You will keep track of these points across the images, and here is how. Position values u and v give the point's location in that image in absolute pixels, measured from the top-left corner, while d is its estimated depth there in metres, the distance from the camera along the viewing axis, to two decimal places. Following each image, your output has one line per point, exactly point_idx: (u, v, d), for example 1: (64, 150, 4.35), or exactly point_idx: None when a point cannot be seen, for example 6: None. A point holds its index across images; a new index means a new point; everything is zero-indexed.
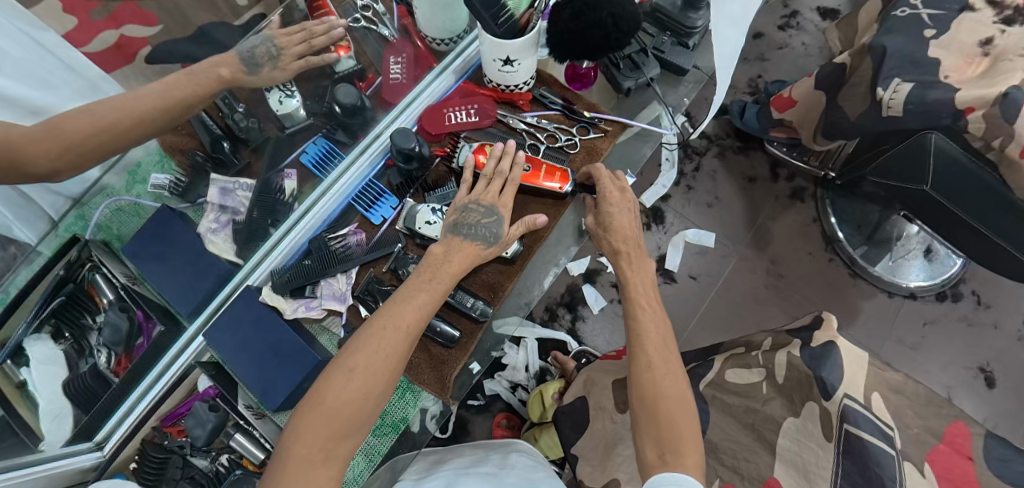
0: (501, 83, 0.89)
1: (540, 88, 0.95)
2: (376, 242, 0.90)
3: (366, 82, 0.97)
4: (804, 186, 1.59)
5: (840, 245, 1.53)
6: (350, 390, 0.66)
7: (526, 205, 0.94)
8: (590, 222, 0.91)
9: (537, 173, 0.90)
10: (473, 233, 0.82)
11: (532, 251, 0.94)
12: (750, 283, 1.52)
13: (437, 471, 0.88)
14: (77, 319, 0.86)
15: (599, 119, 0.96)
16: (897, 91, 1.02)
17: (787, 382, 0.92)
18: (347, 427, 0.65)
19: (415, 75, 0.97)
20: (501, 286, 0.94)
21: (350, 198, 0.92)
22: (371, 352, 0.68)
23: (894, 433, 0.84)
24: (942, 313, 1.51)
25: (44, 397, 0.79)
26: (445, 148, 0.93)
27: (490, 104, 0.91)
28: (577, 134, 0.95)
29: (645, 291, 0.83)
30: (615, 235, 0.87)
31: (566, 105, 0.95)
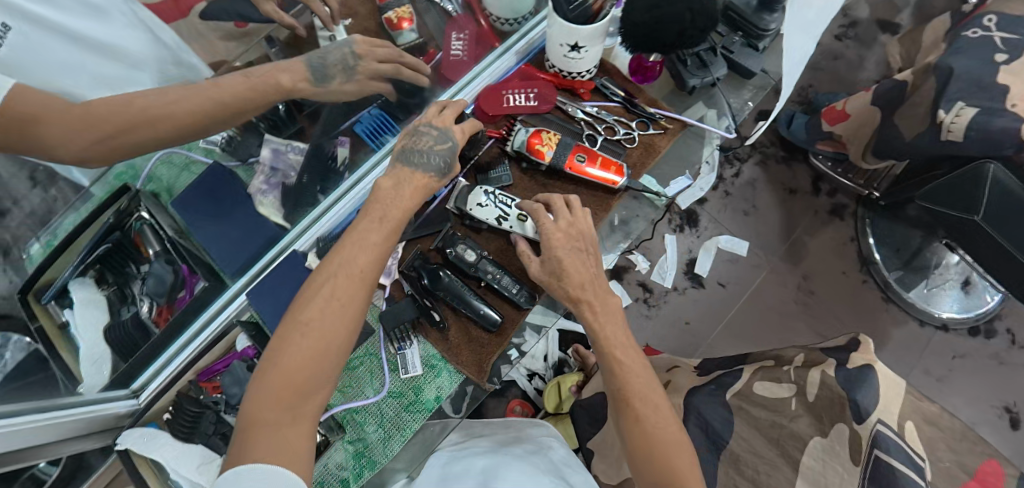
0: (564, 69, 0.88)
1: (602, 78, 0.95)
2: (426, 218, 0.94)
3: (426, 56, 0.97)
4: (845, 204, 1.55)
5: (876, 267, 1.50)
6: (311, 341, 0.64)
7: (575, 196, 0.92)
8: (535, 271, 0.83)
9: (591, 163, 0.89)
10: (417, 160, 0.79)
11: None
12: (780, 296, 1.50)
13: (472, 447, 0.92)
14: (122, 268, 0.88)
15: (659, 114, 0.94)
16: (960, 115, 1.01)
17: (818, 401, 0.91)
18: (313, 379, 0.63)
19: (476, 53, 0.97)
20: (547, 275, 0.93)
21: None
22: (325, 298, 0.66)
23: (924, 464, 0.82)
24: (973, 348, 1.47)
25: (87, 340, 0.82)
26: (500, 129, 0.93)
27: (549, 91, 0.92)
28: (636, 128, 0.94)
29: (603, 316, 0.80)
30: (557, 286, 0.82)
31: (626, 98, 0.94)
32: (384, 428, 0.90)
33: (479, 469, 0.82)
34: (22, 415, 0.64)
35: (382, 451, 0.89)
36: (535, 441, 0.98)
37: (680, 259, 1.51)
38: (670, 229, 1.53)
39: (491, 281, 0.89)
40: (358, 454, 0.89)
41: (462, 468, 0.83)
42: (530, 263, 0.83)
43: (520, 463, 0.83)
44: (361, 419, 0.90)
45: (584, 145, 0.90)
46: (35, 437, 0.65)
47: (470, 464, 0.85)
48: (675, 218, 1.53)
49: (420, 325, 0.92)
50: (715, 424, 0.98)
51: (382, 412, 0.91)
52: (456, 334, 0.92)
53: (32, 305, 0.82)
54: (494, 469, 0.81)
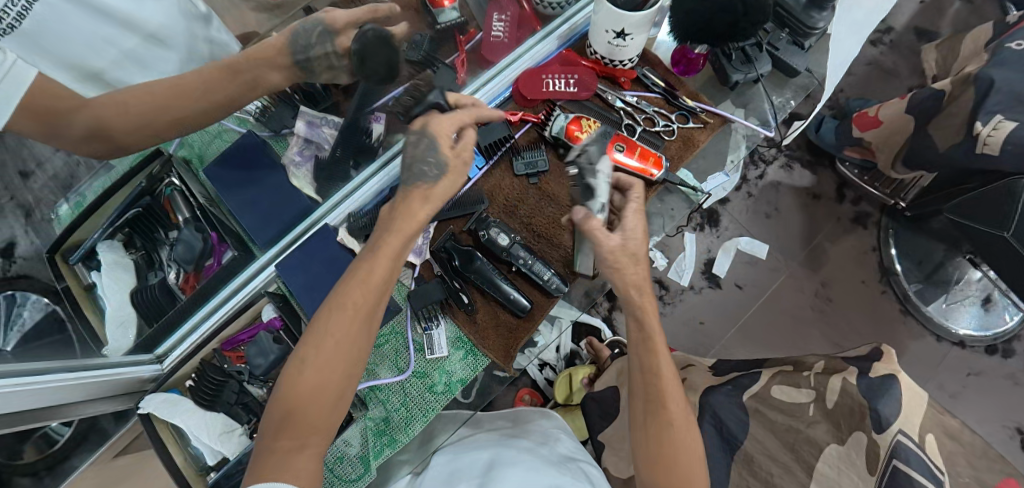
0: (607, 57, 0.88)
1: (643, 68, 0.95)
2: (456, 200, 0.93)
3: (467, 37, 0.92)
4: (869, 212, 1.53)
5: (896, 279, 1.48)
6: (312, 381, 0.62)
7: None
8: (612, 243, 0.77)
9: (630, 152, 0.89)
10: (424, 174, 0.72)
11: None
12: (796, 302, 1.49)
13: (480, 441, 0.95)
14: (151, 232, 0.88)
15: (698, 109, 0.94)
16: (998, 129, 0.99)
17: (837, 408, 0.89)
18: (315, 416, 0.62)
19: (517, 36, 0.95)
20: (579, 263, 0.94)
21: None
22: (323, 335, 0.64)
23: (943, 476, 0.80)
24: (989, 366, 1.46)
25: (113, 302, 0.83)
26: (539, 114, 0.95)
27: (590, 78, 0.93)
28: (675, 121, 0.94)
29: (637, 330, 0.75)
30: (617, 260, 0.76)
31: (667, 90, 0.94)
32: (407, 406, 0.91)
33: (482, 464, 0.85)
34: (50, 374, 0.65)
35: (404, 430, 0.90)
36: (543, 433, 0.99)
37: (699, 258, 1.50)
38: (690, 227, 1.51)
39: (523, 266, 0.89)
40: (379, 432, 0.90)
41: (467, 465, 0.86)
42: (607, 237, 0.77)
43: (525, 458, 0.85)
44: (384, 396, 0.90)
45: (623, 134, 0.90)
46: (62, 397, 0.66)
47: (474, 457, 0.88)
48: (695, 217, 1.51)
49: (448, 306, 0.92)
50: (730, 424, 0.99)
51: (404, 390, 0.91)
52: (484, 317, 0.92)
53: (59, 264, 0.84)
54: (495, 464, 0.84)
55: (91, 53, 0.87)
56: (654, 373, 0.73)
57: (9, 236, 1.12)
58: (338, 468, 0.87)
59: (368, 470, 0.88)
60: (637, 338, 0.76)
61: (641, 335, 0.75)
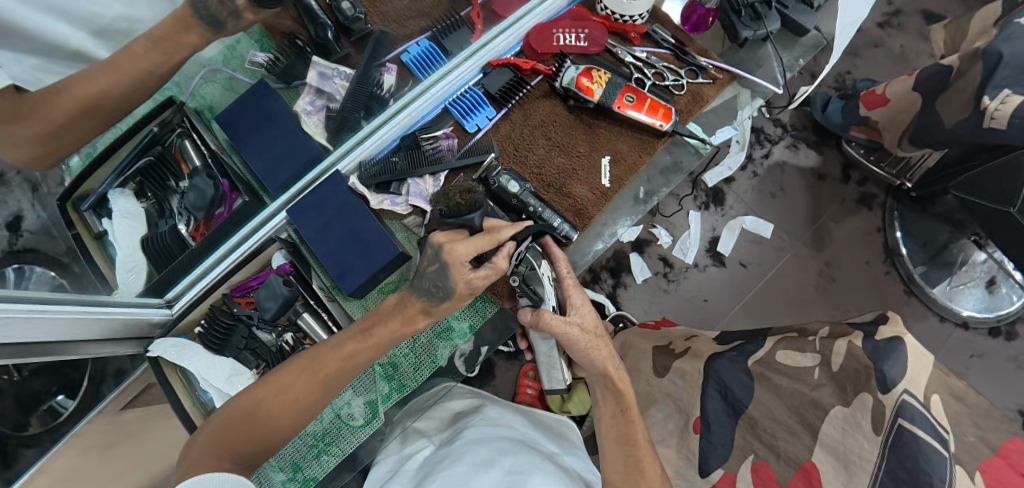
0: (618, 12, 1.07)
1: (653, 26, 1.12)
2: (466, 150, 1.05)
3: None
4: (874, 194, 1.53)
5: (900, 260, 1.47)
6: (262, 409, 0.74)
7: (618, 138, 1.09)
8: (572, 332, 0.85)
9: (642, 105, 1.05)
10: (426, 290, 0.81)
11: (623, 180, 1.09)
12: (801, 281, 1.49)
13: (498, 431, 0.89)
14: (162, 181, 0.92)
15: (709, 66, 1.12)
16: (1005, 102, 0.98)
17: (842, 371, 0.85)
18: (252, 454, 0.73)
19: None
20: (587, 212, 1.08)
21: (445, 102, 1.06)
22: (280, 391, 0.75)
23: (947, 436, 0.76)
24: (992, 349, 1.46)
25: (125, 248, 0.90)
26: (550, 66, 1.09)
27: (600, 34, 1.08)
28: (685, 76, 1.12)
29: (614, 402, 0.83)
30: (583, 342, 0.85)
31: (676, 46, 1.12)
32: (415, 352, 1.00)
33: (491, 453, 0.79)
34: (63, 305, 0.70)
35: (412, 377, 1.00)
36: (554, 444, 0.95)
37: (703, 236, 1.50)
38: (694, 205, 1.51)
39: (533, 212, 0.98)
40: (388, 376, 0.99)
41: (477, 454, 0.79)
42: (569, 327, 0.85)
43: (541, 461, 0.78)
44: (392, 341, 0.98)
45: (635, 87, 1.06)
46: (71, 327, 0.71)
47: (492, 446, 0.82)
48: (700, 195, 1.51)
49: None
50: (735, 389, 0.99)
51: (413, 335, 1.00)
52: None
53: (69, 212, 0.88)
54: (503, 455, 0.78)
55: (73, 18, 0.77)
56: (632, 443, 0.80)
57: (12, 209, 0.91)
58: (346, 413, 0.96)
59: (375, 417, 0.97)
60: (612, 415, 0.83)
61: (616, 409, 0.83)
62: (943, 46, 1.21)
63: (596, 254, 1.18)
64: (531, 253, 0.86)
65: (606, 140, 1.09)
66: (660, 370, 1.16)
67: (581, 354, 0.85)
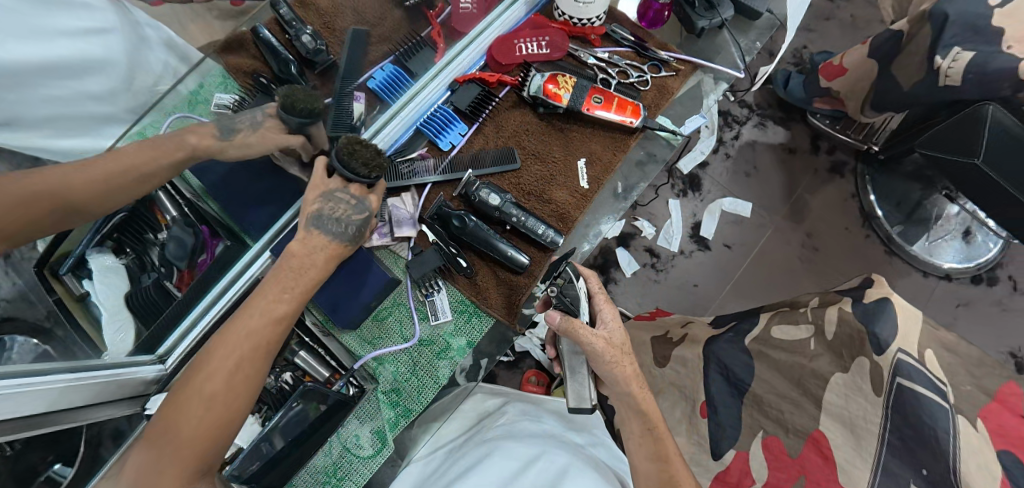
0: (574, 17, 1.09)
1: (611, 25, 1.15)
2: (446, 166, 1.05)
3: (436, 10, 1.11)
4: (844, 161, 1.56)
5: (877, 222, 1.51)
6: (209, 393, 0.70)
7: (589, 141, 1.11)
8: (596, 345, 0.85)
9: (609, 104, 1.08)
10: (326, 231, 0.84)
11: (603, 179, 1.10)
12: (785, 254, 1.51)
13: (525, 430, 0.90)
14: (140, 234, 0.95)
15: (670, 58, 1.16)
16: (957, 60, 1.01)
17: (837, 339, 0.88)
18: (212, 451, 0.69)
19: (484, 6, 1.12)
20: (570, 216, 1.08)
21: (416, 123, 1.06)
22: (213, 372, 0.71)
23: (945, 388, 0.79)
24: (976, 296, 1.50)
25: (111, 308, 0.90)
26: (515, 77, 1.11)
27: (561, 40, 1.10)
28: (648, 71, 1.15)
29: (641, 424, 0.84)
30: (606, 355, 0.85)
31: (636, 44, 1.15)
32: (417, 375, 1.00)
33: (523, 456, 0.80)
34: (49, 376, 0.69)
35: (416, 399, 0.99)
36: (587, 438, 0.97)
37: (686, 223, 1.51)
38: (672, 194, 1.52)
39: (517, 221, 1.01)
40: (393, 403, 0.98)
41: (509, 459, 0.80)
42: (591, 338, 0.85)
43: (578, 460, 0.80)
44: (389, 366, 0.99)
45: (602, 89, 1.09)
46: (62, 398, 0.70)
47: (526, 447, 0.82)
48: (677, 183, 1.52)
49: (446, 273, 1.03)
50: (736, 369, 1.00)
51: (411, 357, 1.00)
52: (484, 277, 1.04)
53: (48, 277, 0.89)
54: (535, 456, 0.79)
55: (49, 76, 0.89)
56: (665, 459, 0.80)
57: None
58: (353, 445, 0.95)
59: (383, 445, 0.97)
60: (639, 434, 0.84)
61: (644, 428, 0.84)
62: (891, 11, 1.25)
63: (584, 255, 1.14)
64: (571, 268, 0.90)
65: (580, 142, 1.11)
66: (661, 360, 1.18)
67: (605, 368, 0.85)
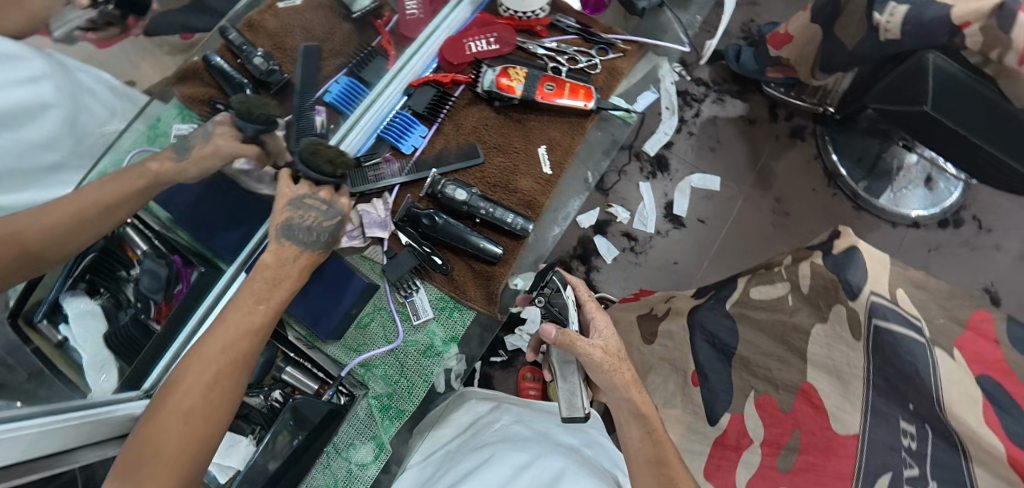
0: (518, 11, 1.15)
1: (556, 15, 1.21)
2: (409, 168, 1.10)
3: (383, 19, 1.15)
4: (803, 125, 1.61)
5: (842, 180, 1.55)
6: (191, 403, 0.69)
7: (546, 128, 1.18)
8: (597, 356, 0.84)
9: (561, 91, 1.14)
10: (298, 240, 0.88)
11: (562, 164, 1.17)
12: (758, 221, 1.54)
13: (519, 434, 0.87)
14: (112, 273, 0.96)
15: (616, 41, 1.22)
16: (894, 14, 1.03)
17: (813, 291, 0.92)
18: (197, 463, 0.68)
19: (429, 10, 1.17)
20: (536, 202, 1.14)
21: (376, 132, 1.11)
22: (195, 383, 0.71)
23: (920, 323, 0.82)
24: (944, 239, 1.54)
25: (90, 350, 0.91)
26: (468, 75, 1.17)
27: (507, 34, 1.16)
28: (595, 55, 1.21)
29: (640, 429, 0.82)
30: (605, 365, 0.84)
31: (581, 30, 1.21)
32: (405, 376, 1.06)
33: (516, 465, 0.77)
34: (33, 419, 0.69)
35: (408, 399, 1.05)
36: (585, 436, 0.93)
37: (659, 203, 1.54)
38: (643, 176, 1.55)
39: (486, 213, 1.07)
40: (384, 407, 1.05)
41: (502, 469, 0.77)
42: (591, 350, 0.85)
43: (573, 465, 0.77)
44: (378, 371, 1.06)
45: (553, 77, 1.15)
46: (52, 438, 0.69)
47: (517, 454, 0.80)
48: (646, 165, 1.55)
49: (423, 271, 1.09)
50: (721, 334, 1.03)
51: (398, 359, 1.07)
52: (460, 272, 1.10)
53: (23, 326, 0.88)
54: (529, 465, 0.76)
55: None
56: (664, 463, 0.78)
57: None
58: (350, 451, 1.02)
59: (379, 449, 1.03)
60: (639, 438, 0.82)
61: (644, 431, 0.82)
62: None
63: (555, 237, 1.24)
64: (558, 277, 0.91)
65: (538, 130, 1.17)
66: (649, 337, 1.18)
67: (603, 376, 0.84)
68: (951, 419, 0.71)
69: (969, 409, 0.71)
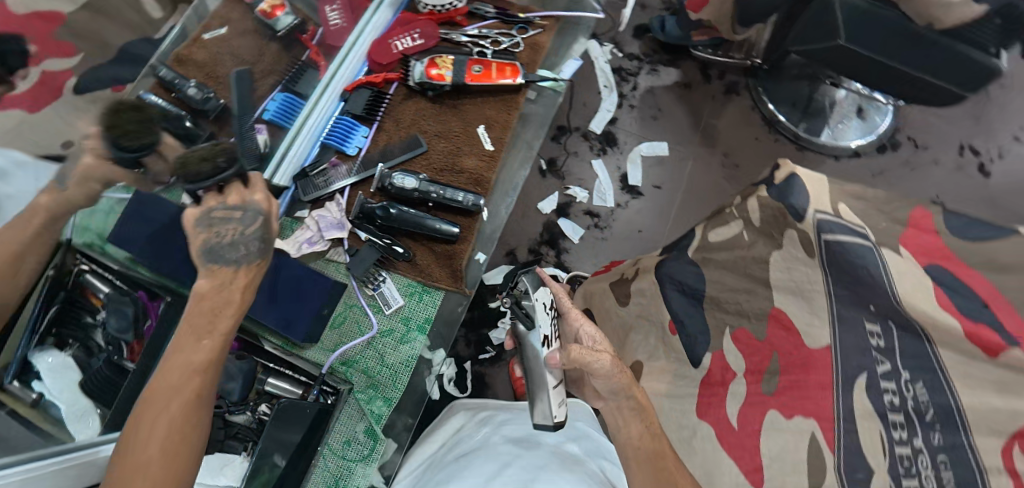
0: (436, 5, 1.23)
1: (473, 4, 1.29)
2: (358, 167, 1.16)
3: (309, 33, 1.22)
4: (736, 81, 1.67)
5: (781, 125, 1.62)
6: (151, 453, 0.69)
7: (482, 108, 1.23)
8: (602, 362, 0.79)
9: (489, 72, 1.22)
10: (227, 260, 0.85)
11: (502, 140, 1.22)
12: (711, 178, 1.60)
13: (497, 440, 0.91)
14: (79, 321, 0.99)
15: (533, 18, 1.31)
16: None
17: (764, 222, 0.96)
18: None
19: (351, 18, 1.24)
20: (484, 178, 1.19)
21: (319, 139, 1.18)
22: (151, 432, 0.70)
23: (864, 230, 0.86)
24: (886, 163, 1.62)
25: (67, 400, 0.92)
26: (398, 72, 1.23)
27: (430, 27, 1.24)
28: (517, 34, 1.29)
29: (639, 422, 0.80)
30: (615, 372, 0.80)
31: (499, 14, 1.30)
32: (386, 364, 1.08)
33: (490, 465, 0.81)
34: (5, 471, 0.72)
35: (393, 387, 1.07)
36: (572, 434, 0.96)
37: (613, 177, 1.58)
38: (594, 154, 1.59)
39: (437, 196, 1.12)
40: (372, 399, 1.07)
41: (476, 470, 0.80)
42: (596, 359, 0.79)
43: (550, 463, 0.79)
44: (360, 364, 1.08)
45: (479, 59, 1.22)
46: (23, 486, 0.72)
47: (491, 457, 0.83)
48: (595, 143, 1.60)
49: (386, 262, 1.13)
50: (689, 281, 1.06)
51: (377, 349, 1.09)
52: (423, 256, 1.14)
53: None
54: (502, 464, 0.80)
55: None
56: (659, 456, 0.76)
57: None
58: (345, 450, 1.04)
59: (377, 440, 1.05)
60: (640, 433, 0.79)
61: (645, 426, 0.79)
62: None
63: (510, 207, 1.29)
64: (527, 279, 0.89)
65: (474, 112, 1.23)
66: (623, 299, 1.18)
67: (609, 382, 0.80)
68: (912, 313, 0.74)
69: (925, 297, 0.74)
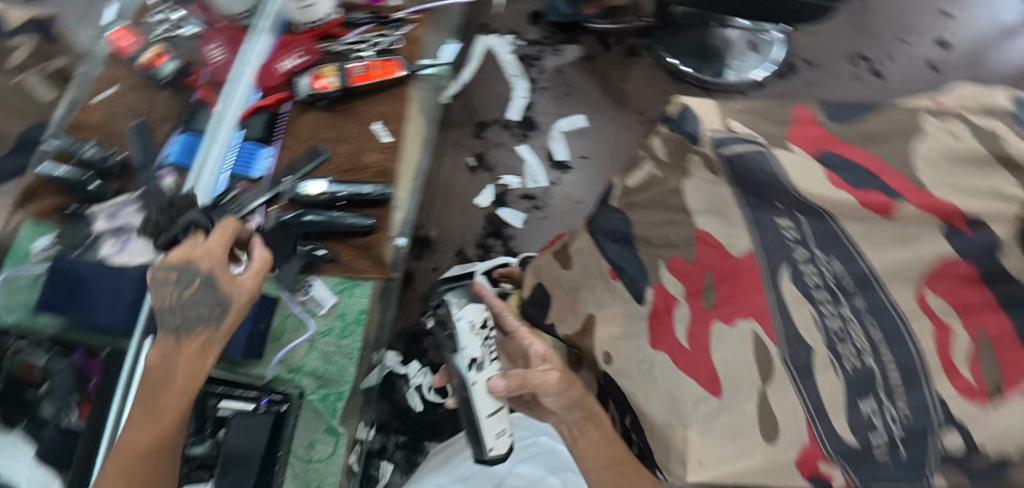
0: (309, 21, 1.37)
1: (345, 15, 1.44)
2: (267, 185, 1.21)
3: (194, 72, 1.27)
4: (633, 43, 1.77)
5: (684, 74, 1.71)
6: None
7: (374, 105, 1.36)
8: (552, 379, 0.88)
9: (374, 70, 1.35)
10: (183, 328, 0.82)
11: (400, 129, 1.35)
12: (631, 138, 1.67)
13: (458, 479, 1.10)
14: (21, 397, 0.94)
15: (405, 14, 1.46)
16: None
17: (672, 153, 0.96)
18: None
19: (233, 49, 1.31)
20: (389, 169, 1.30)
21: (224, 168, 1.18)
22: None
23: (760, 137, 0.79)
24: (787, 87, 1.72)
25: (25, 478, 0.89)
26: (287, 92, 1.34)
27: (310, 44, 1.37)
28: (392, 32, 1.43)
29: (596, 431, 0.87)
30: (555, 386, 0.88)
31: (372, 19, 1.45)
32: (330, 360, 1.11)
33: None
34: None
35: (341, 379, 1.10)
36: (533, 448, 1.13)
37: (541, 158, 1.64)
38: (517, 141, 1.66)
39: (347, 194, 1.23)
40: (325, 396, 1.08)
41: None
42: (546, 379, 0.88)
43: None
44: (303, 365, 1.10)
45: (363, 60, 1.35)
46: None
47: None
48: (516, 130, 1.66)
49: (313, 267, 1.18)
50: (620, 227, 1.11)
51: (319, 349, 1.12)
52: (344, 252, 1.21)
53: None
54: None
55: None
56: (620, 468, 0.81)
57: None
58: (308, 453, 1.04)
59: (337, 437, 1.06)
60: (599, 438, 0.86)
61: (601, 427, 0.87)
62: None
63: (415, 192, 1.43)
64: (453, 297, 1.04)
65: (367, 109, 1.35)
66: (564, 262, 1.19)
67: (552, 397, 0.88)
68: (813, 200, 0.69)
69: (816, 182, 0.69)
